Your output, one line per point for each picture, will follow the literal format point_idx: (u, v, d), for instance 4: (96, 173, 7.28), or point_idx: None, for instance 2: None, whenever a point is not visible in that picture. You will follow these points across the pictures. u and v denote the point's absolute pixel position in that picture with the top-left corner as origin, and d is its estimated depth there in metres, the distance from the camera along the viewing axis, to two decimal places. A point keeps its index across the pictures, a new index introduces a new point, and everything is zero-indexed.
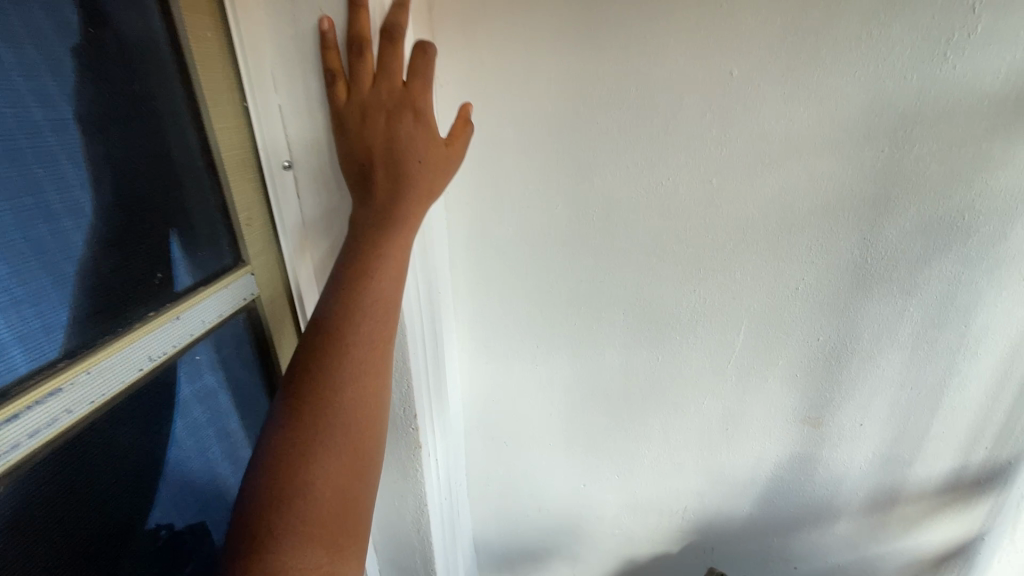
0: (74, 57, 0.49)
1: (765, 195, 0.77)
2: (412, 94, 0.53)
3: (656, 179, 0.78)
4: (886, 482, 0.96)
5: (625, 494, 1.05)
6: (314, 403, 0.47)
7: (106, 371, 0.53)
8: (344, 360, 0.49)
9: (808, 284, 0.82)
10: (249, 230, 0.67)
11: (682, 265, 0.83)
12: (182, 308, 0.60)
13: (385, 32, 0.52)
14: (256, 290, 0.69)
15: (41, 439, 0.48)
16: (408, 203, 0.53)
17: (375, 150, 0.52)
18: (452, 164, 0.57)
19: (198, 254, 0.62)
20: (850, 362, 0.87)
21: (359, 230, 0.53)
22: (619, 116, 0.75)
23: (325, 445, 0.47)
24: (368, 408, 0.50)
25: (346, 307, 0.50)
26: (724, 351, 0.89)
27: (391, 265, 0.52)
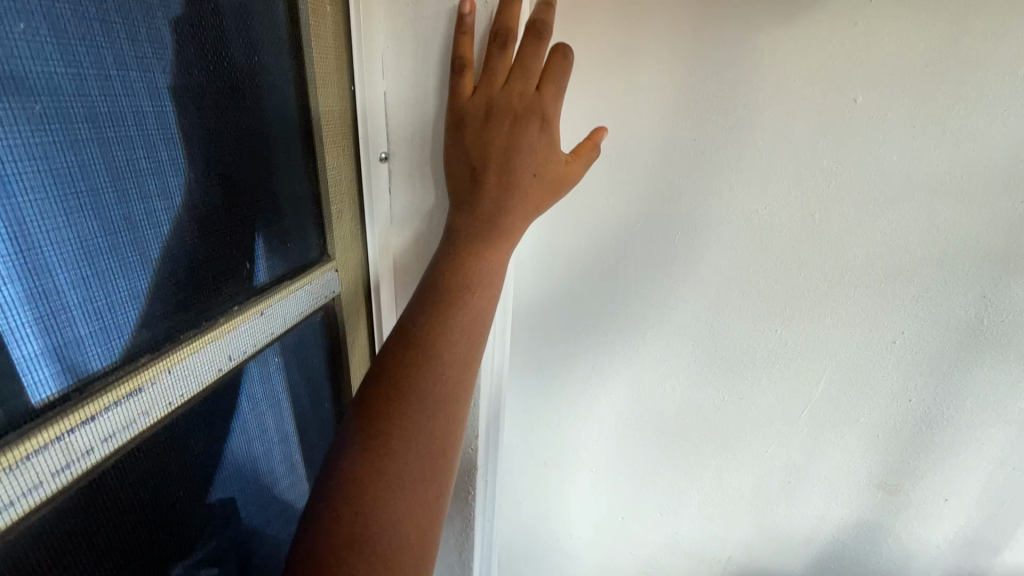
0: (179, 28, 0.44)
1: (874, 237, 0.69)
2: (543, 100, 0.49)
3: (751, 206, 0.71)
4: (963, 563, 0.87)
5: (665, 533, 0.98)
6: (394, 435, 0.43)
7: (185, 371, 0.49)
8: (437, 381, 0.45)
9: (909, 339, 0.74)
10: (339, 224, 0.64)
11: (765, 302, 0.77)
12: (260, 309, 0.56)
13: (533, 28, 0.49)
14: (337, 289, 0.66)
15: (116, 444, 0.45)
16: (513, 216, 0.49)
17: (491, 153, 0.49)
18: (567, 185, 0.52)
19: (286, 247, 0.59)
20: (945, 430, 0.78)
21: (458, 237, 0.49)
22: (722, 136, 0.68)
23: (404, 490, 0.42)
24: (452, 435, 0.46)
25: (443, 324, 0.46)
26: (799, 399, 0.82)
27: (489, 277, 0.49)
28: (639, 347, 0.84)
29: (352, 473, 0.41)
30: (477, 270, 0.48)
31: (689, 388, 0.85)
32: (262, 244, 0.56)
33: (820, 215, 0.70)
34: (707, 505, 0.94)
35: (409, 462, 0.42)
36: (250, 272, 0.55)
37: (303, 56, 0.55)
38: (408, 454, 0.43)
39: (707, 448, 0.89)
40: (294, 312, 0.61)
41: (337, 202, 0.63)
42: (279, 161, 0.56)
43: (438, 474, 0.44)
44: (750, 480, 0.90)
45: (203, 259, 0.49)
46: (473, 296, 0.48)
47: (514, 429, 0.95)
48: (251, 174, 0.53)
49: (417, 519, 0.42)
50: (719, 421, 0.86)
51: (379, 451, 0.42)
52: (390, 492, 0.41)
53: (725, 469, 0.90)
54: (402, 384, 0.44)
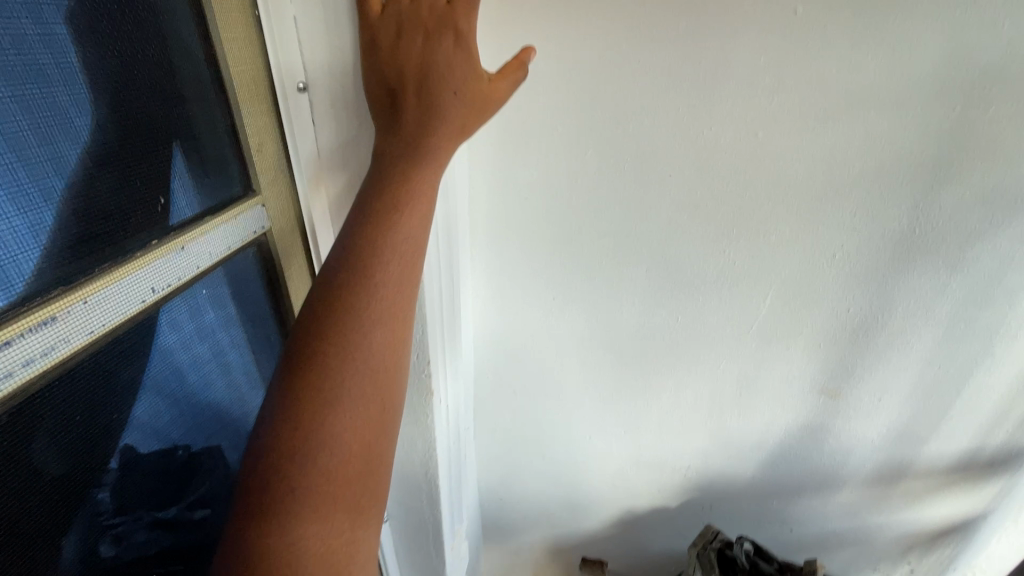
0: None
1: (816, 153, 0.71)
2: (456, 15, 0.47)
3: (698, 127, 0.72)
4: (896, 456, 0.95)
5: (629, 448, 1.05)
6: (333, 358, 0.44)
7: (105, 301, 0.49)
8: (370, 308, 0.45)
9: (848, 252, 0.77)
10: (260, 158, 0.62)
11: (714, 223, 0.79)
12: (183, 242, 0.55)
13: None
14: (268, 224, 0.65)
15: (36, 370, 0.44)
16: (442, 140, 0.48)
17: (408, 74, 0.47)
18: (493, 105, 0.50)
19: (203, 181, 0.58)
20: (880, 336, 0.83)
21: (383, 164, 0.49)
22: (666, 55, 0.68)
23: (343, 407, 0.44)
24: (394, 358, 0.47)
25: (376, 251, 0.46)
26: (748, 315, 0.86)
27: (420, 203, 0.48)
28: (596, 275, 0.86)
29: (293, 395, 0.43)
30: (409, 192, 0.47)
31: (645, 313, 0.89)
32: (174, 176, 0.55)
33: (764, 133, 0.71)
34: (666, 420, 1.00)
35: (350, 382, 0.44)
36: (165, 205, 0.54)
37: None
38: (348, 375, 0.44)
39: (664, 368, 0.94)
40: (221, 247, 0.60)
41: (256, 135, 0.60)
42: (187, 96, 0.55)
43: (382, 394, 0.46)
44: (704, 395, 0.96)
45: (112, 196, 0.49)
46: (407, 220, 0.47)
47: (484, 361, 0.99)
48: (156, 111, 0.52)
49: (361, 433, 0.45)
50: (674, 341, 0.91)
51: (317, 374, 0.44)
52: (332, 411, 0.43)
53: (682, 386, 0.96)
54: (339, 309, 0.45)
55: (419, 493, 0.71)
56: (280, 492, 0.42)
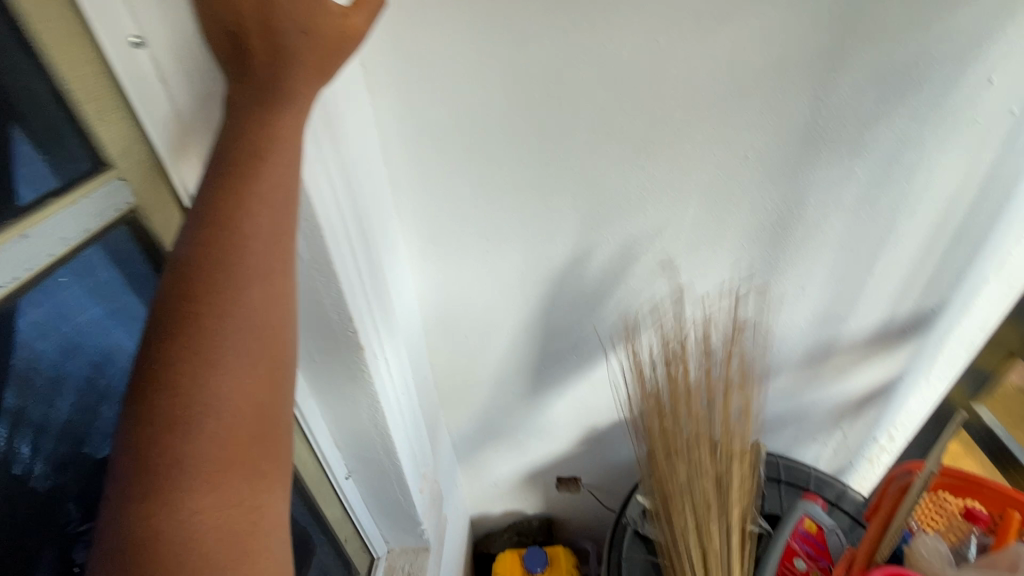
0: None
1: (716, 54, 0.70)
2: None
3: (599, 42, 0.70)
4: (823, 338, 1.03)
5: (584, 370, 1.10)
6: (203, 317, 0.41)
7: None
8: (235, 265, 0.43)
9: (759, 151, 0.79)
10: (104, 126, 0.52)
11: (630, 139, 0.78)
12: (27, 228, 0.47)
13: None
14: (134, 199, 0.56)
15: None
16: (299, 78, 0.45)
17: (246, 14, 0.44)
18: (352, 44, 0.48)
19: (39, 155, 0.49)
20: (796, 229, 0.87)
21: (235, 114, 0.46)
22: None
23: (224, 367, 0.41)
24: (275, 316, 0.45)
25: (236, 202, 0.43)
26: (674, 227, 0.88)
27: (281, 151, 0.45)
28: (524, 209, 0.86)
29: (164, 363, 0.41)
30: (272, 140, 0.45)
31: (577, 239, 0.90)
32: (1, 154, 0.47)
33: (663, 40, 0.69)
34: (613, 337, 1.05)
35: (230, 341, 0.42)
36: None
37: None
38: (227, 333, 0.42)
39: (604, 289, 0.97)
40: (79, 229, 0.52)
41: (92, 98, 0.51)
42: None
43: (265, 356, 0.44)
44: (645, 309, 1.00)
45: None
46: (272, 165, 0.45)
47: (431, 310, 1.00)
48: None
49: (250, 394, 0.43)
50: (609, 263, 0.93)
51: (189, 335, 0.41)
52: (212, 373, 0.41)
53: (623, 304, 0.99)
54: (207, 266, 0.42)
55: (374, 448, 0.73)
56: (161, 467, 0.40)
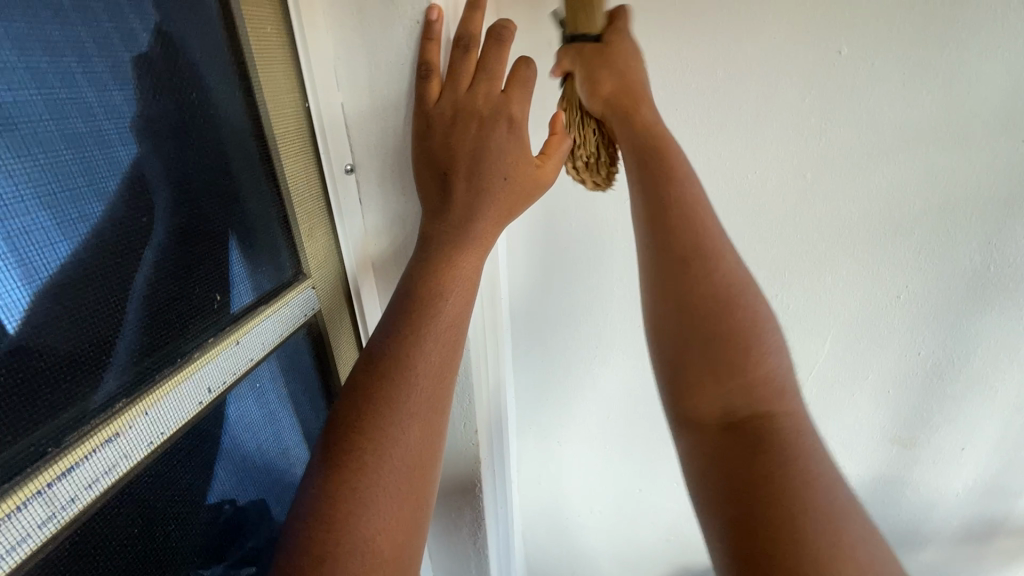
0: (138, 70, 0.36)
1: (877, 192, 0.67)
2: (510, 102, 0.39)
3: (741, 173, 0.69)
4: (986, 510, 0.87)
5: (684, 503, 0.95)
6: (367, 450, 0.36)
7: (165, 411, 0.40)
8: (398, 398, 0.37)
9: (916, 291, 0.72)
10: (312, 241, 0.51)
11: (769, 263, 0.74)
12: (235, 338, 0.45)
13: (493, 32, 0.39)
14: (319, 305, 0.53)
15: (102, 489, 0.36)
16: (483, 225, 0.39)
17: (460, 158, 0.39)
18: (539, 191, 0.42)
19: (259, 269, 0.47)
20: (958, 377, 0.76)
21: (427, 249, 0.40)
22: (708, 103, 0.65)
23: (374, 509, 0.35)
24: (423, 452, 0.38)
25: (410, 332, 0.38)
26: (808, 360, 0.80)
27: (460, 285, 0.39)
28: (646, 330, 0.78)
29: (325, 494, 0.35)
30: (451, 280, 0.39)
31: None
32: (231, 268, 0.45)
33: (814, 172, 0.67)
34: None
35: (378, 488, 0.36)
36: (220, 299, 0.44)
37: (250, 80, 0.44)
38: (382, 471, 0.36)
39: None
40: (273, 339, 0.49)
41: (307, 218, 0.50)
42: (242, 191, 0.45)
43: (420, 487, 0.38)
44: None
45: (179, 269, 0.41)
46: (447, 307, 0.39)
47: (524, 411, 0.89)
48: (199, 159, 0.41)
49: (393, 531, 0.36)
50: None
51: (353, 471, 0.36)
52: (360, 511, 0.35)
53: None
54: (375, 387, 0.37)
55: (466, 563, 0.67)
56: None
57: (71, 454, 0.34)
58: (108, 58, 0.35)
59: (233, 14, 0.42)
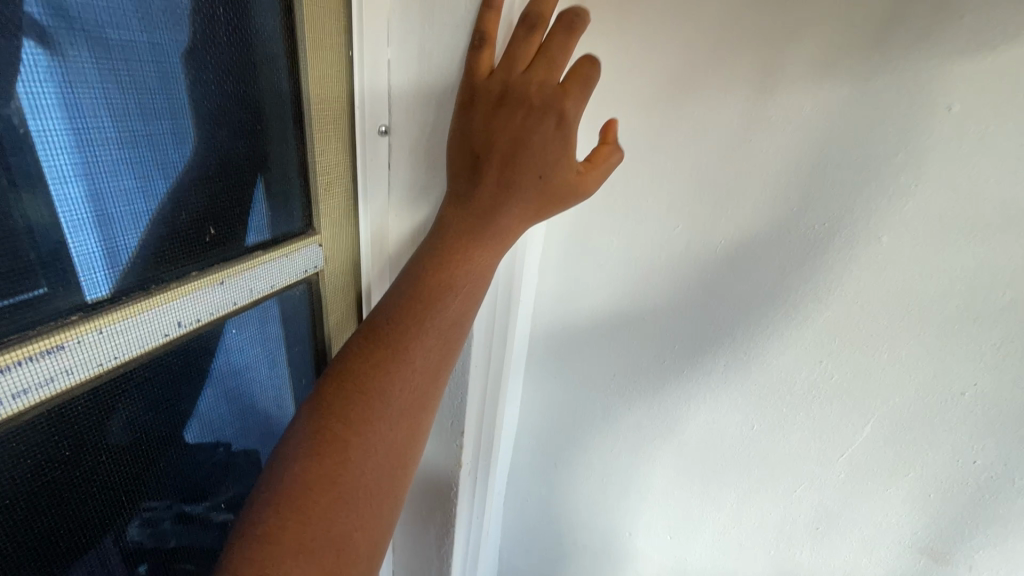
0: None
1: (957, 273, 0.60)
2: (565, 97, 0.36)
3: (806, 223, 0.64)
4: None
5: (674, 557, 0.90)
6: (352, 444, 0.33)
7: (128, 334, 0.39)
8: (390, 387, 0.35)
9: (983, 392, 0.64)
10: (326, 197, 0.49)
11: (817, 326, 0.68)
12: (221, 277, 0.44)
13: (565, 16, 0.36)
14: (321, 264, 0.51)
15: (41, 397, 0.35)
16: (508, 219, 0.37)
17: (497, 145, 0.36)
18: (579, 199, 0.39)
19: (264, 213, 0.46)
20: (1014, 502, 0.67)
21: (446, 236, 0.37)
22: (782, 142, 0.62)
23: (354, 507, 0.32)
24: (406, 447, 0.35)
25: (410, 318, 0.36)
26: (840, 441, 0.73)
27: (473, 279, 0.37)
28: (669, 360, 0.78)
29: (303, 487, 0.32)
30: (463, 274, 0.36)
31: (710, 411, 0.78)
32: (235, 206, 0.43)
33: (890, 238, 0.61)
34: (724, 534, 0.85)
35: (360, 483, 0.33)
36: (214, 236, 0.43)
37: (293, 17, 0.42)
38: (364, 465, 0.33)
39: (726, 473, 0.81)
40: (263, 286, 0.47)
41: (326, 170, 0.48)
42: (263, 130, 0.44)
43: (395, 483, 0.35)
44: (773, 515, 0.81)
45: (193, 192, 0.40)
46: (454, 302, 0.36)
47: (532, 407, 0.90)
48: (223, 87, 0.40)
49: (370, 529, 0.33)
50: (742, 454, 0.79)
51: (335, 461, 0.32)
52: (343, 506, 0.32)
53: (745, 502, 0.82)
54: (369, 373, 0.34)
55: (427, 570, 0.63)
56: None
57: (37, 344, 0.34)
58: None
59: None
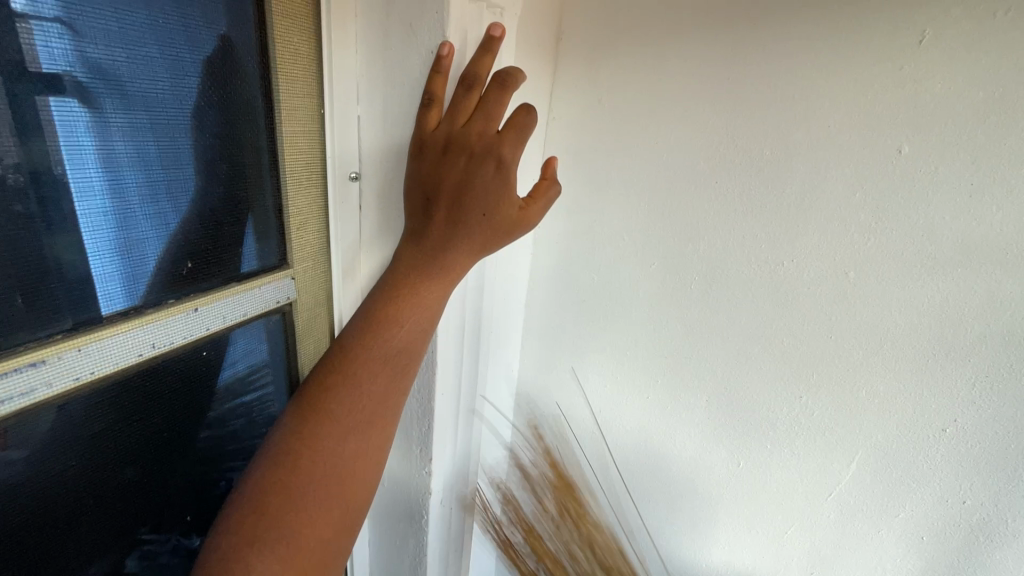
0: (205, 57, 0.43)
1: (926, 307, 0.61)
2: (503, 144, 0.41)
3: (774, 258, 0.67)
4: None
5: None
6: (305, 457, 0.37)
7: (105, 352, 0.42)
8: (342, 408, 0.38)
9: (964, 428, 0.63)
10: (300, 235, 0.53)
11: (792, 361, 0.69)
12: (196, 305, 0.47)
13: (498, 76, 0.41)
14: (293, 295, 0.55)
15: (21, 404, 0.38)
16: (458, 254, 0.41)
17: (445, 189, 0.41)
18: (523, 230, 0.44)
19: (242, 247, 0.50)
20: (1009, 547, 0.64)
21: (400, 272, 0.41)
22: (744, 181, 0.66)
23: (304, 515, 0.36)
24: (358, 463, 0.38)
25: (364, 344, 0.39)
26: (825, 479, 0.72)
27: (423, 308, 0.40)
28: (652, 391, 0.79)
29: (260, 494, 0.36)
30: (414, 304, 0.40)
31: (695, 445, 0.79)
32: (217, 242, 0.47)
33: (855, 273, 0.63)
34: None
35: (310, 493, 0.36)
36: (192, 269, 0.46)
37: (268, 76, 0.47)
38: (316, 476, 0.37)
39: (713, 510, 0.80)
40: (237, 315, 0.51)
41: (299, 210, 0.52)
42: (240, 174, 0.48)
43: (351, 494, 0.38)
44: (765, 557, 0.79)
45: (175, 226, 0.45)
46: (402, 330, 0.40)
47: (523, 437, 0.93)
48: (206, 135, 0.45)
49: (321, 533, 0.37)
50: (729, 492, 0.78)
51: (290, 473, 0.36)
52: (294, 512, 0.36)
53: (736, 543, 0.80)
54: (324, 396, 0.38)
55: None
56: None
57: (30, 354, 0.38)
58: (191, 46, 0.42)
59: (266, 14, 0.45)
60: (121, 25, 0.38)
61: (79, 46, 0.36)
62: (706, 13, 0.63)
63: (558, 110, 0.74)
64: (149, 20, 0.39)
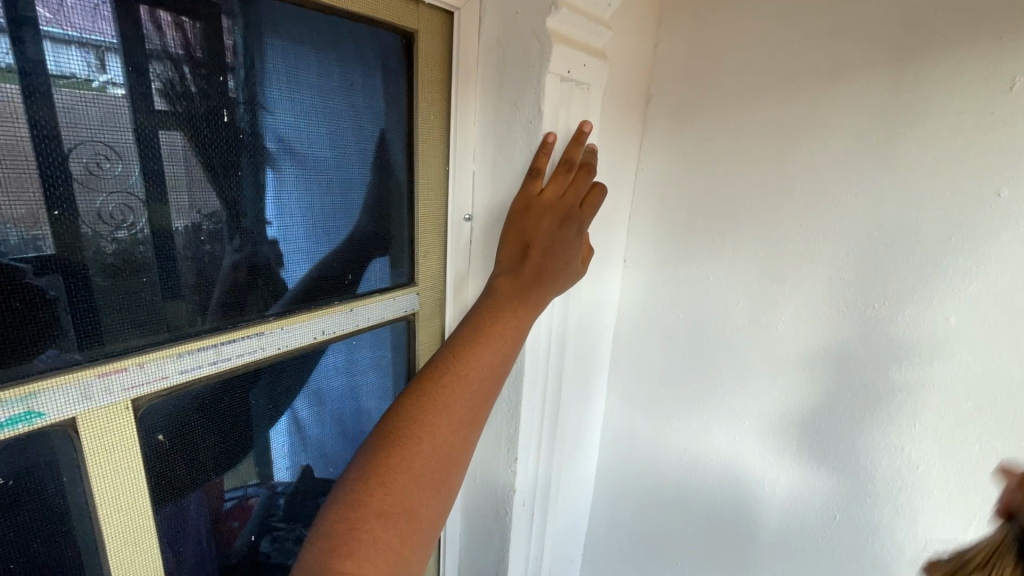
0: (376, 119, 0.58)
1: None
2: (585, 213, 0.55)
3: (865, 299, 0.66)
4: None
5: None
6: (424, 440, 0.42)
7: (293, 333, 0.56)
8: (453, 401, 0.44)
9: None
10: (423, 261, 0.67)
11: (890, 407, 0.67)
12: (352, 306, 0.61)
13: (585, 164, 0.56)
14: (415, 308, 0.68)
15: (240, 363, 0.52)
16: (543, 291, 0.52)
17: (541, 240, 0.53)
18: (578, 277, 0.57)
19: (383, 265, 0.63)
20: None
21: (497, 298, 0.50)
22: (829, 223, 0.67)
23: (420, 489, 0.41)
24: (459, 452, 0.44)
25: (472, 350, 0.46)
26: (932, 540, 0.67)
27: (514, 325, 0.49)
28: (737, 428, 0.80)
29: (383, 468, 0.40)
30: (512, 323, 0.49)
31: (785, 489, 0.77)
32: (367, 260, 0.61)
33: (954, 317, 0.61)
34: None
35: (424, 471, 0.41)
36: (351, 280, 0.60)
37: (411, 140, 0.61)
38: (431, 456, 0.42)
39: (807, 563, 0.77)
40: (376, 318, 0.64)
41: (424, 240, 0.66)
42: (387, 211, 0.62)
43: (452, 479, 0.43)
44: None
45: (343, 242, 0.59)
46: (503, 343, 0.48)
47: (607, 466, 0.96)
48: (369, 177, 0.59)
49: (430, 509, 0.41)
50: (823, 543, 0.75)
51: (411, 451, 0.41)
52: (412, 486, 0.40)
53: None
54: (443, 389, 0.44)
55: None
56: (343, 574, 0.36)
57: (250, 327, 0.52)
58: (368, 111, 0.57)
59: (414, 94, 0.60)
60: (327, 94, 0.53)
61: (301, 109, 0.51)
62: (790, 68, 0.67)
63: (646, 158, 0.81)
64: (345, 91, 0.54)
